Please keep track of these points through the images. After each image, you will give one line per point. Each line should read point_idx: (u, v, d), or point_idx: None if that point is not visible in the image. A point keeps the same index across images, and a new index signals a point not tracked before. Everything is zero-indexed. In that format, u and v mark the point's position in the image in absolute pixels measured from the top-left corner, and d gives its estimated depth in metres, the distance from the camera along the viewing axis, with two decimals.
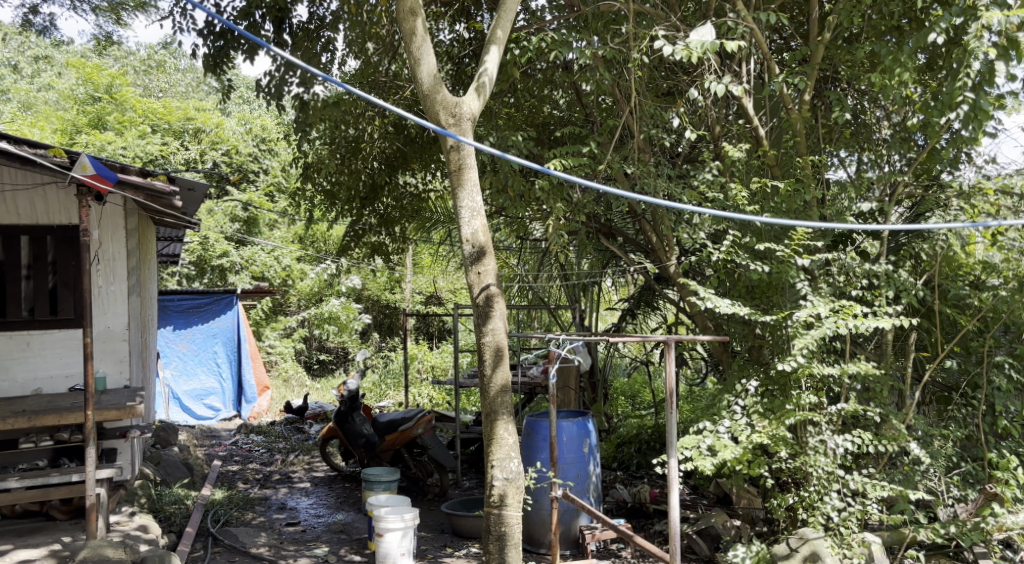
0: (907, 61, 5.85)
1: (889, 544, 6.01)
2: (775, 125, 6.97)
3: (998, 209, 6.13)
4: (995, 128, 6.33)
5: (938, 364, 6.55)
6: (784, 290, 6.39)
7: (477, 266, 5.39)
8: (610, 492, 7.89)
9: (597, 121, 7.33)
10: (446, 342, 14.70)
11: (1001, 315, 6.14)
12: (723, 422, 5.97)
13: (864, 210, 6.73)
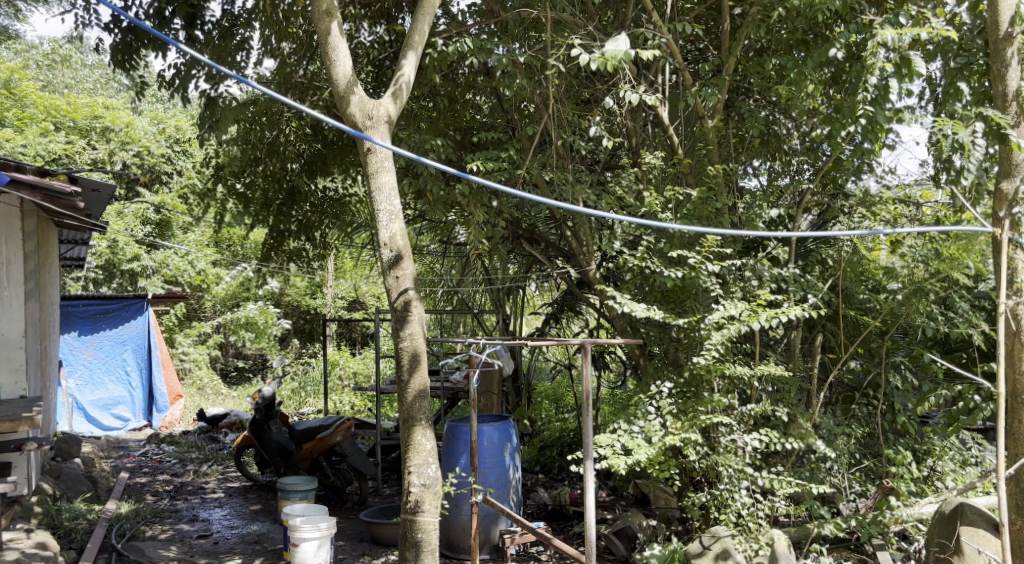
0: (812, 74, 6.07)
1: (797, 540, 6.19)
2: (689, 134, 7.14)
3: (898, 216, 6.43)
4: (894, 141, 6.63)
5: (843, 365, 6.81)
6: (697, 293, 6.55)
7: (395, 270, 5.34)
8: (531, 496, 7.93)
9: (518, 126, 7.32)
10: (369, 348, 14.54)
11: (900, 319, 6.43)
12: (639, 424, 6.08)
13: (775, 217, 6.94)
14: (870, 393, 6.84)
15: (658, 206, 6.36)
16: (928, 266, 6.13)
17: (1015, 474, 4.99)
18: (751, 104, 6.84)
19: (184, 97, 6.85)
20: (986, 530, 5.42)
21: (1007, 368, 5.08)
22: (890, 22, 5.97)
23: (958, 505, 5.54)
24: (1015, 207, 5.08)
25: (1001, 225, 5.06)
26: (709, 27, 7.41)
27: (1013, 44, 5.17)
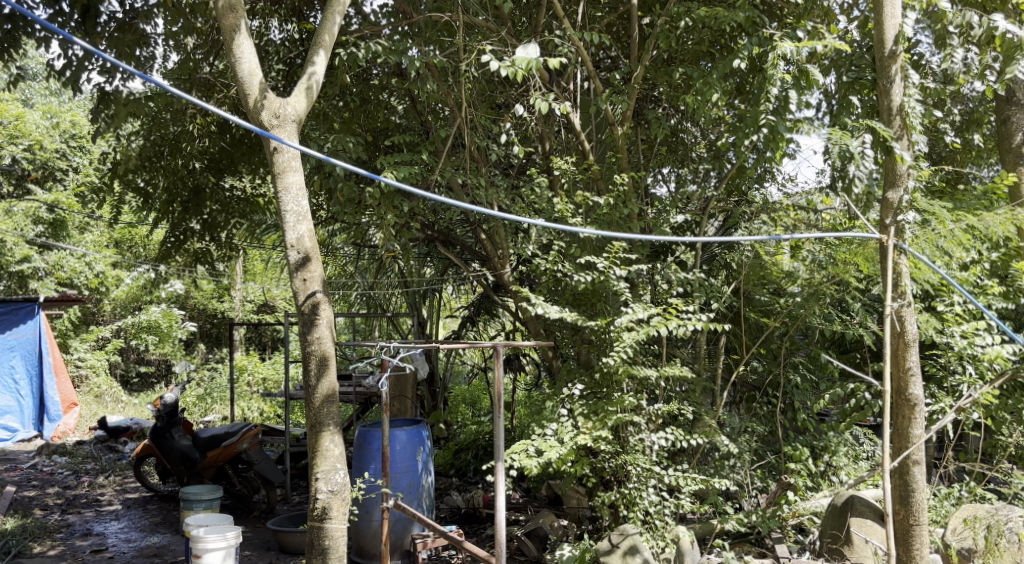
0: (717, 84, 6.26)
1: (702, 536, 6.34)
2: (600, 140, 7.25)
3: (795, 224, 6.60)
4: (794, 150, 6.90)
5: (746, 365, 7.04)
6: (608, 296, 6.65)
7: (302, 272, 5.26)
8: (444, 500, 7.90)
9: (432, 129, 7.23)
10: (279, 352, 14.23)
11: (798, 320, 6.69)
12: (550, 425, 6.13)
13: (682, 223, 7.11)
14: (772, 392, 7.08)
15: (568, 210, 6.41)
16: (825, 270, 6.41)
17: (899, 467, 5.27)
18: (658, 112, 6.99)
19: (75, 89, 6.56)
20: (873, 521, 5.74)
21: (892, 366, 5.37)
22: (788, 36, 6.22)
23: (848, 498, 5.82)
24: (900, 214, 5.34)
25: (887, 231, 5.34)
26: (619, 36, 7.46)
27: (897, 62, 5.44)
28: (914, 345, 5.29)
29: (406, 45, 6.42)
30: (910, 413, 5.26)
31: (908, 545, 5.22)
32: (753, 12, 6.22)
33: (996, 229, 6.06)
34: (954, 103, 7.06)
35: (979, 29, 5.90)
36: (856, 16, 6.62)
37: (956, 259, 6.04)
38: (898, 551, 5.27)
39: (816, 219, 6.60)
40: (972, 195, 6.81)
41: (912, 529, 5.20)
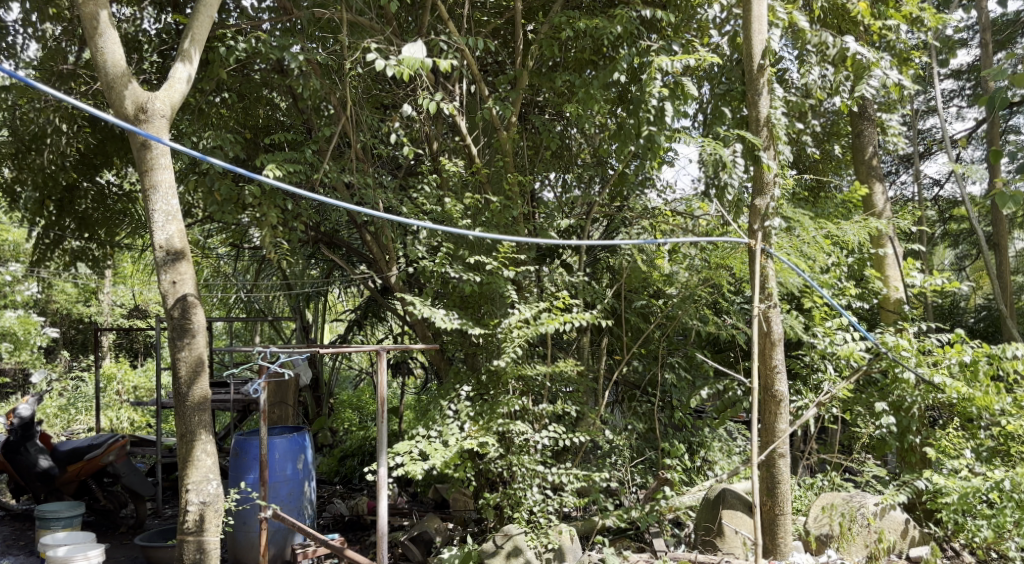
0: (599, 91, 6.39)
1: (584, 532, 6.43)
2: (487, 144, 7.24)
3: (678, 226, 6.90)
4: (672, 158, 7.10)
5: (626, 365, 7.20)
6: (494, 298, 6.62)
7: (172, 273, 5.05)
8: (328, 507, 7.71)
9: (315, 127, 7.00)
10: (152, 359, 13.60)
11: (675, 321, 6.90)
12: (435, 428, 6.08)
13: (568, 226, 7.16)
14: (652, 390, 7.28)
15: (454, 212, 6.39)
16: (700, 275, 6.67)
17: (766, 459, 5.55)
18: (542, 118, 7.09)
19: None
20: (742, 511, 5.99)
21: (760, 364, 5.65)
22: (666, 48, 6.40)
23: (720, 491, 6.05)
24: (767, 220, 5.63)
25: (755, 236, 5.62)
26: (506, 41, 7.50)
27: (764, 76, 5.74)
28: (779, 345, 5.59)
29: (286, 41, 6.24)
30: (775, 408, 5.56)
31: (774, 534, 5.49)
32: (632, 25, 6.35)
33: (852, 237, 6.52)
34: (816, 116, 7.48)
35: (832, 49, 6.35)
36: (727, 31, 6.87)
37: (820, 265, 6.37)
38: (764, 540, 5.53)
39: (693, 225, 6.83)
40: (831, 203, 7.24)
41: (777, 519, 5.48)
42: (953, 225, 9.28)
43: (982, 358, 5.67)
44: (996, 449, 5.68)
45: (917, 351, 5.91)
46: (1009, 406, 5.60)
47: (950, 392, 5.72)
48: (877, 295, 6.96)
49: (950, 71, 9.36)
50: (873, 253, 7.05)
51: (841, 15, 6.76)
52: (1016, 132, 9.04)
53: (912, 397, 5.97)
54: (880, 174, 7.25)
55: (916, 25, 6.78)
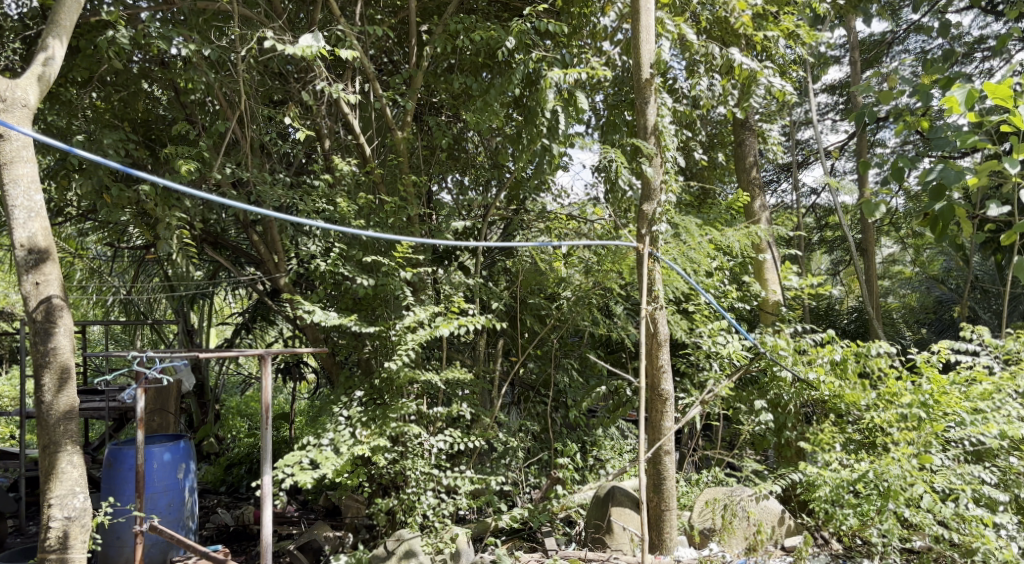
0: (497, 92, 6.31)
1: (477, 535, 6.39)
2: (381, 144, 6.99)
3: (575, 230, 6.91)
4: (568, 163, 7.06)
5: (521, 365, 7.20)
6: (388, 301, 6.45)
7: (35, 274, 4.75)
8: (211, 518, 7.43)
9: (199, 122, 6.66)
10: (17, 367, 12.75)
11: (568, 322, 6.97)
12: (326, 435, 5.87)
13: (462, 228, 6.99)
14: (545, 391, 7.31)
15: (346, 212, 6.19)
16: (594, 277, 6.75)
17: (652, 456, 5.68)
18: (437, 118, 6.91)
19: None
20: (630, 508, 6.09)
21: (647, 364, 5.79)
22: (563, 56, 6.40)
23: (609, 489, 6.12)
24: (654, 225, 5.73)
25: (643, 241, 5.72)
26: (401, 40, 7.22)
27: (652, 86, 5.83)
28: (666, 345, 5.73)
29: (170, 32, 5.93)
30: (662, 407, 5.70)
31: (660, 530, 5.62)
32: (527, 35, 6.30)
33: (733, 243, 6.84)
34: (704, 124, 7.73)
35: (720, 60, 6.54)
36: (619, 40, 6.94)
37: (703, 269, 6.61)
38: (651, 536, 5.66)
39: (588, 228, 6.87)
40: (715, 211, 7.49)
41: (663, 515, 5.62)
42: (829, 232, 9.78)
43: (851, 356, 6.01)
44: (862, 443, 5.90)
45: (794, 351, 6.28)
46: (874, 402, 5.84)
47: (822, 389, 6.04)
48: (756, 299, 7.20)
49: (825, 86, 9.85)
50: (754, 258, 7.34)
51: (725, 27, 6.93)
52: (882, 145, 9.61)
53: (788, 393, 6.28)
54: (760, 183, 7.54)
55: (794, 41, 7.11)
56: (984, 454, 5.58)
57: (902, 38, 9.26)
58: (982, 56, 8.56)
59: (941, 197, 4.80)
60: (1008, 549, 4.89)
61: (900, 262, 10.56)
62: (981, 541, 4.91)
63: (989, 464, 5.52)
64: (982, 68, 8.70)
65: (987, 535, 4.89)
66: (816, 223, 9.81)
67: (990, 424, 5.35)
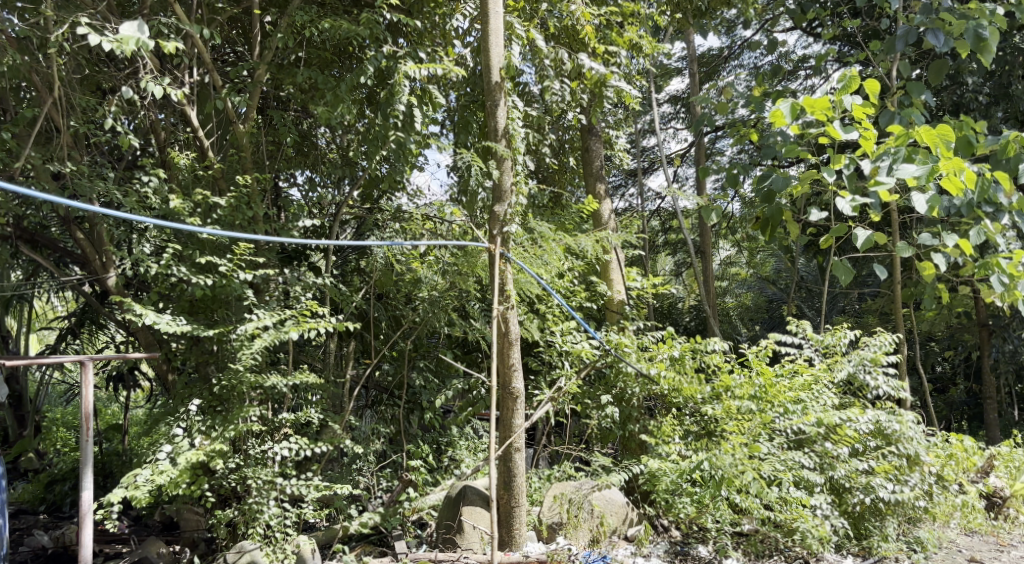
0: (345, 91, 6.05)
1: (324, 542, 6.22)
2: (223, 139, 6.62)
3: (433, 231, 6.86)
4: (422, 163, 7.00)
5: (374, 368, 7.05)
6: (229, 302, 6.13)
7: None
8: (26, 541, 6.86)
9: (10, 108, 6.07)
10: None
11: (420, 324, 6.89)
12: (163, 448, 5.55)
13: (310, 226, 6.76)
14: (399, 394, 7.17)
15: (181, 208, 5.80)
16: (449, 279, 6.80)
17: (503, 454, 5.69)
18: (283, 114, 6.58)
19: None
20: (481, 507, 6.00)
21: (498, 363, 5.77)
22: (412, 55, 6.25)
23: (461, 489, 6.04)
24: (506, 226, 5.66)
25: (494, 241, 5.65)
26: (246, 30, 6.83)
27: (503, 91, 5.71)
28: (516, 344, 5.74)
29: None
30: (512, 404, 5.71)
31: (510, 527, 5.64)
32: (378, 29, 6.14)
33: (585, 249, 7.08)
34: (555, 130, 7.92)
35: (567, 65, 6.79)
36: (469, 42, 6.95)
37: (554, 270, 6.79)
38: (501, 532, 5.67)
39: (445, 229, 6.89)
40: (566, 214, 7.75)
41: (513, 511, 5.64)
42: (672, 235, 10.26)
43: (688, 353, 6.36)
44: (699, 434, 6.18)
45: (636, 347, 6.61)
46: (709, 394, 6.18)
47: (663, 383, 6.33)
48: (603, 297, 7.52)
49: (668, 96, 10.35)
50: (600, 259, 7.58)
51: (572, 35, 7.03)
52: (720, 154, 10.18)
53: (631, 388, 6.57)
54: (607, 187, 7.79)
55: (636, 51, 7.44)
56: (805, 440, 5.87)
57: (736, 54, 9.89)
58: (806, 74, 9.26)
59: (770, 200, 5.85)
60: (823, 526, 5.28)
61: (735, 264, 11.22)
62: (800, 520, 5.29)
63: (808, 449, 5.82)
64: (805, 85, 9.36)
65: (804, 514, 5.28)
66: (660, 226, 10.26)
67: (809, 413, 5.75)
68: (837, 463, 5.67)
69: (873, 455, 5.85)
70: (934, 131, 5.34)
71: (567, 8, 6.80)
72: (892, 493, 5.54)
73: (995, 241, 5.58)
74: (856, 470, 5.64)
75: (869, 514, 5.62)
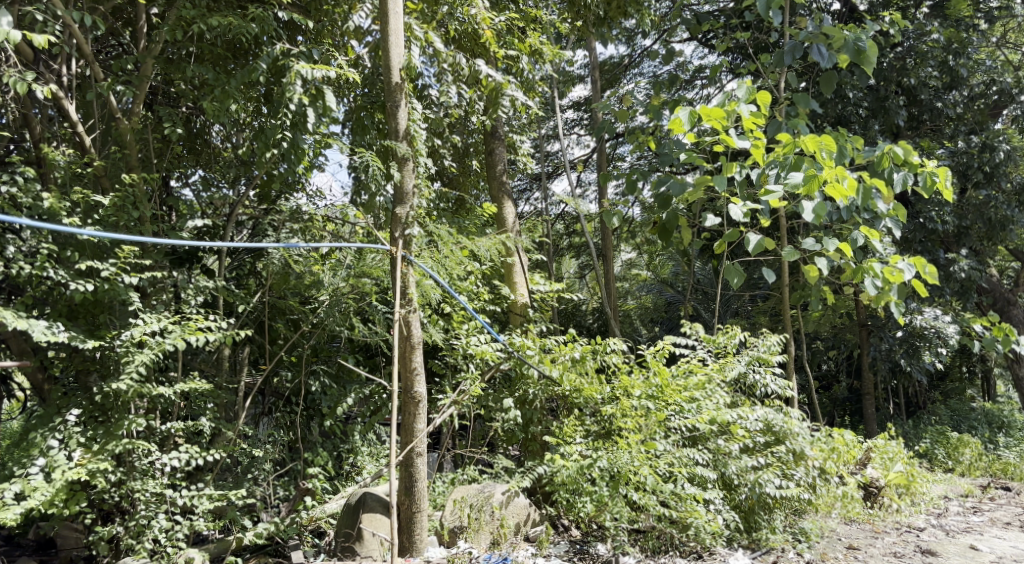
0: (236, 90, 5.86)
1: (217, 555, 6.02)
2: (103, 135, 6.29)
3: (335, 233, 6.72)
4: (323, 163, 6.84)
5: (271, 374, 6.86)
6: (113, 307, 5.87)
7: None
8: None
9: None
10: None
11: (319, 329, 6.74)
12: (36, 462, 5.24)
13: (201, 227, 6.51)
14: (296, 401, 6.97)
15: (58, 207, 5.50)
16: (349, 282, 6.70)
17: (404, 459, 5.57)
18: (170, 110, 6.30)
19: None
20: (381, 514, 5.91)
21: (400, 367, 5.62)
22: (305, 55, 6.10)
23: (360, 496, 5.92)
24: (407, 229, 5.55)
25: (395, 244, 5.52)
26: (130, 22, 6.53)
27: (403, 92, 5.63)
28: (418, 348, 5.61)
29: None
30: (414, 409, 5.57)
31: (410, 532, 5.56)
32: (269, 24, 5.97)
33: (485, 252, 7.04)
34: (459, 133, 7.92)
35: (465, 71, 6.61)
36: (368, 42, 6.85)
37: (455, 273, 6.76)
38: (402, 539, 5.58)
39: (348, 232, 6.78)
40: (471, 217, 7.83)
41: (414, 517, 5.55)
42: (576, 238, 10.41)
43: (589, 354, 6.50)
44: (599, 434, 6.26)
45: (540, 350, 6.63)
46: (609, 395, 6.28)
47: (565, 385, 6.43)
48: (507, 300, 7.56)
49: (571, 102, 10.52)
50: (503, 262, 7.55)
51: (474, 39, 7.14)
52: (621, 159, 10.40)
53: (534, 390, 6.60)
54: (510, 191, 7.73)
55: (537, 57, 7.52)
56: (698, 437, 6.04)
57: (636, 62, 10.14)
58: (702, 84, 9.59)
59: (666, 205, 6.26)
60: (715, 521, 5.49)
61: (636, 266, 11.49)
62: (693, 516, 5.47)
63: (702, 446, 6.00)
64: (702, 94, 9.67)
65: (698, 510, 5.45)
66: (565, 229, 10.41)
67: (702, 411, 5.93)
68: (729, 460, 5.89)
69: (762, 451, 6.07)
70: (818, 140, 5.66)
71: (468, 11, 6.76)
72: (778, 487, 5.77)
73: (872, 246, 5.92)
74: (746, 467, 5.84)
75: (759, 508, 5.83)
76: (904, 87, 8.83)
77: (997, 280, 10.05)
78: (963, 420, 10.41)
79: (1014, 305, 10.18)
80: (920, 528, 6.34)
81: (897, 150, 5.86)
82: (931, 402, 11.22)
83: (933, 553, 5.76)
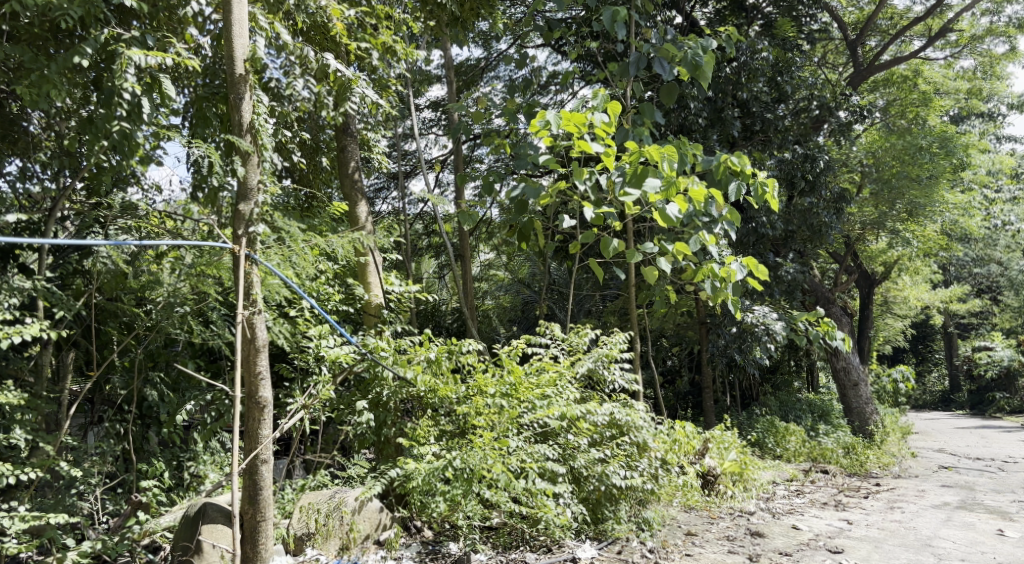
0: (56, 75, 5.43)
1: None
2: None
3: (175, 230, 6.45)
4: (161, 156, 6.47)
5: (99, 382, 6.45)
6: None
7: None
8: None
9: None
10: None
11: (156, 332, 6.36)
12: None
13: (19, 221, 6.04)
14: (128, 409, 6.63)
15: None
16: (190, 280, 6.41)
17: (248, 466, 5.32)
18: None
19: None
20: (223, 524, 5.68)
21: (244, 371, 5.31)
22: (138, 41, 5.69)
23: (201, 506, 5.65)
24: (251, 227, 5.35)
25: (238, 242, 5.29)
26: None
27: (247, 82, 5.42)
28: (264, 350, 5.33)
29: None
30: (259, 415, 5.29)
31: (255, 542, 5.32)
32: (94, 7, 5.52)
33: (338, 250, 6.92)
34: (311, 130, 7.74)
35: (313, 63, 6.38)
36: (211, 31, 6.54)
37: (304, 271, 6.57)
38: (246, 549, 5.34)
39: (188, 229, 6.48)
40: (321, 218, 7.72)
41: (259, 526, 5.33)
42: (434, 238, 10.43)
43: (444, 354, 6.43)
44: (454, 433, 6.28)
45: (394, 351, 6.50)
46: (463, 394, 6.27)
47: (420, 386, 6.30)
48: (360, 300, 7.42)
49: (429, 101, 10.53)
50: (355, 261, 7.39)
51: (324, 33, 7.03)
52: (478, 162, 10.52)
53: (388, 391, 6.45)
54: (363, 189, 7.63)
55: (390, 54, 7.45)
56: (549, 433, 6.20)
57: (493, 66, 10.27)
58: (555, 89, 9.86)
59: (522, 209, 6.43)
60: (563, 514, 5.63)
61: None
62: (543, 510, 5.56)
63: (552, 441, 6.15)
64: (554, 99, 9.93)
65: (547, 505, 5.55)
66: (423, 229, 10.41)
67: (553, 407, 6.05)
68: (577, 453, 6.04)
69: (609, 444, 6.28)
70: (661, 150, 5.85)
71: (317, 4, 6.60)
72: (623, 478, 5.97)
73: (708, 249, 6.24)
74: (593, 459, 6.01)
75: (605, 500, 6.03)
76: (739, 100, 9.40)
77: (818, 281, 10.88)
78: (791, 410, 11.21)
79: (834, 304, 11.08)
80: (750, 512, 6.79)
81: (732, 160, 6.18)
82: (762, 394, 12.02)
83: (761, 533, 6.17)
